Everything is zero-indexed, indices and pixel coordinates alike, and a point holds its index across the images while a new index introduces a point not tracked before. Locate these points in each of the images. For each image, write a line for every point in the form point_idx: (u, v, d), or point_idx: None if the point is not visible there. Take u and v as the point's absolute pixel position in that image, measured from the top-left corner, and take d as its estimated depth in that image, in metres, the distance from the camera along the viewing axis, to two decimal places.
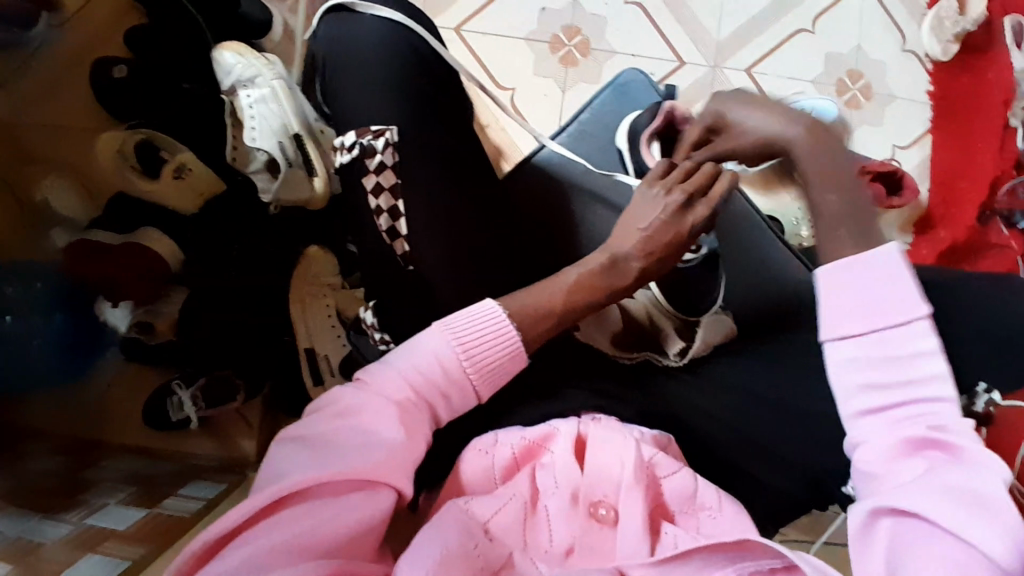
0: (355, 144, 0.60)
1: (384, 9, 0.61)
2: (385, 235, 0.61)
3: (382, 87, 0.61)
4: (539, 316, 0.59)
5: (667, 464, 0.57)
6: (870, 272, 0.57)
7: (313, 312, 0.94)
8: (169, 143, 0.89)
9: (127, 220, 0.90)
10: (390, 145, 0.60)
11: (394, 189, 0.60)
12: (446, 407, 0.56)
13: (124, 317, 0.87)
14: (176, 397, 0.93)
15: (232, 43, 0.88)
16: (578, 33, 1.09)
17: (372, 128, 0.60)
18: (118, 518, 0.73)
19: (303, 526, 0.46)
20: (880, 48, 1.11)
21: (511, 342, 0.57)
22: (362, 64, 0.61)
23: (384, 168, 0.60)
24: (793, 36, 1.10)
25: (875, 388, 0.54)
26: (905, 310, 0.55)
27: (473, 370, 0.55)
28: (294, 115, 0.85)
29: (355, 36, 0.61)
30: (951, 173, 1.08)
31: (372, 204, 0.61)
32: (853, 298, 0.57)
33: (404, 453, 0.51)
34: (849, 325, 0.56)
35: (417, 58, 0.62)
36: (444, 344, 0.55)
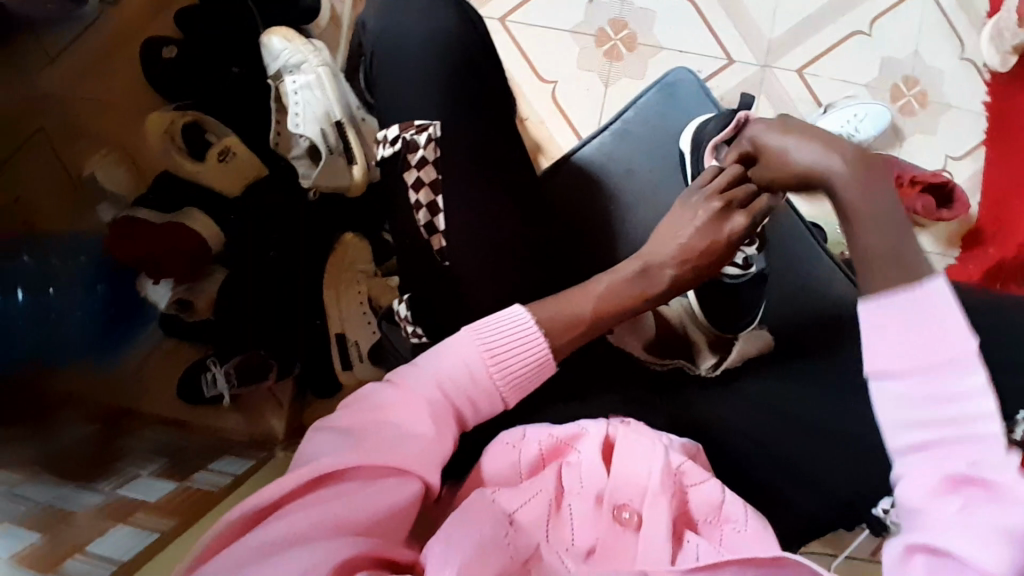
0: (399, 138, 0.60)
1: (431, 8, 0.62)
2: (423, 230, 0.61)
3: (428, 83, 0.61)
4: (567, 323, 0.58)
5: (696, 473, 0.57)
6: (917, 301, 0.44)
7: (345, 300, 0.94)
8: (215, 126, 0.90)
9: (169, 197, 0.92)
10: (432, 139, 0.60)
11: (435, 183, 0.60)
12: (472, 413, 0.56)
13: (164, 294, 0.90)
14: (210, 373, 0.94)
15: (281, 28, 0.89)
16: (625, 27, 1.07)
17: (416, 123, 0.60)
18: (149, 489, 0.76)
19: (344, 503, 0.47)
20: (939, 54, 1.06)
21: (542, 351, 0.57)
22: (409, 57, 0.61)
23: (426, 162, 0.60)
24: (848, 37, 1.07)
25: (915, 426, 0.44)
26: (957, 338, 0.43)
27: (502, 379, 0.55)
28: (337, 103, 0.87)
29: (401, 30, 0.61)
30: (1002, 190, 1.05)
31: (412, 198, 0.60)
32: (895, 339, 0.44)
33: (433, 449, 0.52)
34: (885, 361, 0.45)
35: (463, 56, 0.62)
36: (475, 351, 0.55)
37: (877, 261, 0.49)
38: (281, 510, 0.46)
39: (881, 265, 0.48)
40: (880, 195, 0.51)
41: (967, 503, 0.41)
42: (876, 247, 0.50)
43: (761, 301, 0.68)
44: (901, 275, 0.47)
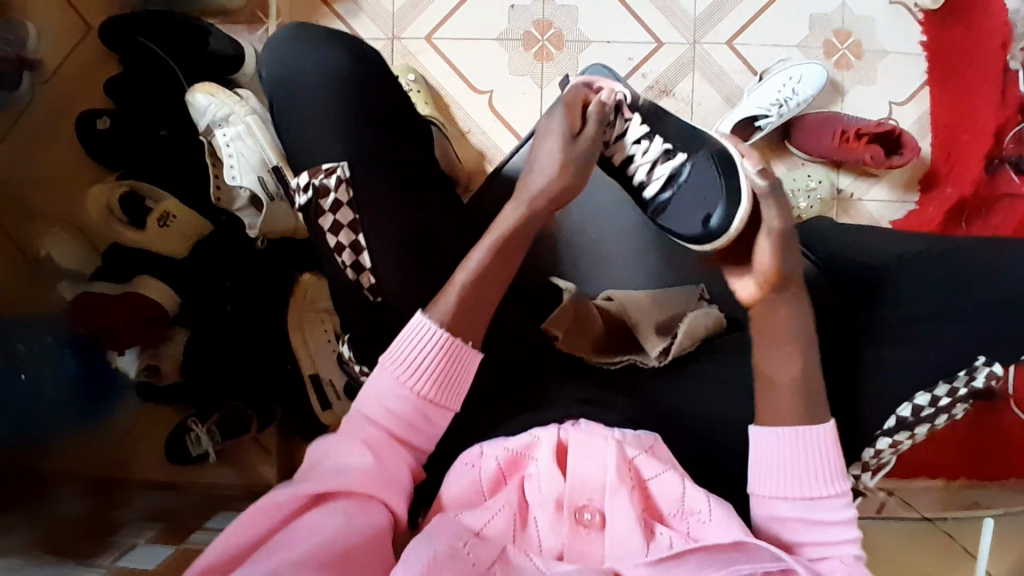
0: (308, 184, 0.60)
1: (319, 50, 0.62)
2: (349, 271, 0.61)
3: (334, 125, 0.61)
4: (470, 306, 0.58)
5: (651, 466, 0.56)
6: (802, 448, 0.55)
7: (311, 339, 0.94)
8: (154, 192, 0.91)
9: (124, 268, 0.93)
10: (342, 180, 0.60)
11: (352, 223, 0.60)
12: (408, 434, 0.55)
13: (132, 362, 0.92)
14: (193, 434, 0.95)
15: (204, 84, 0.90)
16: (551, 26, 1.07)
17: (323, 165, 0.60)
18: (145, 555, 0.75)
19: (315, 522, 0.49)
20: (867, 3, 1.06)
21: (447, 342, 0.56)
22: (311, 103, 0.61)
23: (340, 205, 0.60)
24: (774, 1, 1.06)
25: (792, 534, 0.54)
26: (828, 482, 0.54)
27: (416, 388, 0.55)
28: (271, 146, 0.86)
29: (297, 78, 0.61)
30: (953, 126, 1.04)
31: (332, 241, 0.61)
32: (782, 472, 0.55)
33: (382, 473, 0.53)
34: (775, 487, 0.55)
35: (360, 94, 0.62)
36: (388, 379, 0.55)
37: (797, 385, 0.57)
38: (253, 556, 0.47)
39: (797, 393, 0.57)
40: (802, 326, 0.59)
41: None
42: (791, 379, 0.57)
43: (721, 196, 0.65)
44: (809, 414, 0.56)
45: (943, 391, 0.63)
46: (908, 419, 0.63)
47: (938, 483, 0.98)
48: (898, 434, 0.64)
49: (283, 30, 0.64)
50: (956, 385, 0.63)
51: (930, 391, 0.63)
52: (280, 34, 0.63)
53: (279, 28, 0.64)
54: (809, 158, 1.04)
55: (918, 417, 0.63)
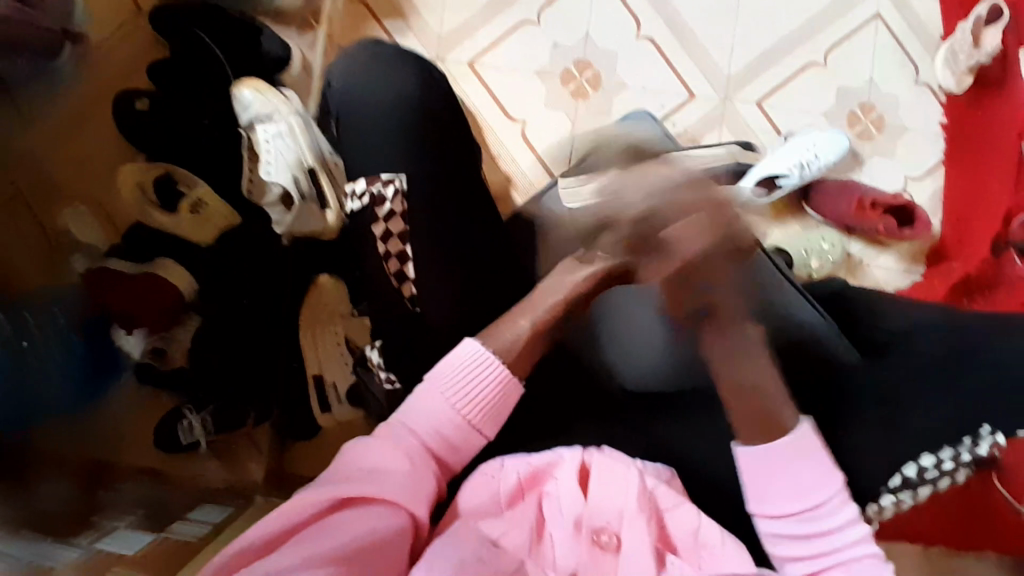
0: (365, 192, 0.63)
1: (384, 70, 0.65)
2: (392, 277, 0.62)
3: (390, 135, 0.63)
4: (521, 349, 0.61)
5: (669, 496, 0.57)
6: (785, 465, 0.59)
7: (322, 342, 0.96)
8: (187, 177, 0.93)
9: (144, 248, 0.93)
10: (399, 191, 0.62)
11: (402, 234, 0.61)
12: (453, 454, 0.57)
13: (138, 343, 0.92)
14: (187, 420, 0.96)
15: (251, 79, 0.92)
16: (590, 67, 1.10)
17: (382, 175, 0.63)
18: (128, 543, 0.74)
19: (348, 526, 0.49)
20: (893, 82, 1.11)
21: (503, 376, 0.59)
22: (373, 113, 0.64)
23: (393, 215, 0.62)
24: (804, 69, 1.11)
25: (782, 520, 0.59)
26: (814, 448, 0.59)
27: (468, 413, 0.57)
28: (309, 150, 0.88)
29: (359, 93, 0.64)
30: (965, 203, 1.08)
31: (381, 247, 0.62)
32: (782, 483, 0.59)
33: (415, 481, 0.54)
34: (768, 498, 0.59)
35: (418, 107, 0.64)
36: (441, 403, 0.57)
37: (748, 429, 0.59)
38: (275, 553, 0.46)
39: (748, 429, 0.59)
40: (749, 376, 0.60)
41: (829, 541, 0.58)
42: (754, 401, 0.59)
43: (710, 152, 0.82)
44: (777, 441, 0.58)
45: (948, 454, 0.63)
46: (912, 479, 0.64)
47: (920, 548, 0.98)
48: (899, 492, 0.65)
49: (363, 42, 0.68)
50: (962, 450, 0.63)
51: (934, 453, 0.63)
52: (360, 46, 0.68)
53: (358, 43, 0.68)
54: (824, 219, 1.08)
55: (919, 479, 0.64)
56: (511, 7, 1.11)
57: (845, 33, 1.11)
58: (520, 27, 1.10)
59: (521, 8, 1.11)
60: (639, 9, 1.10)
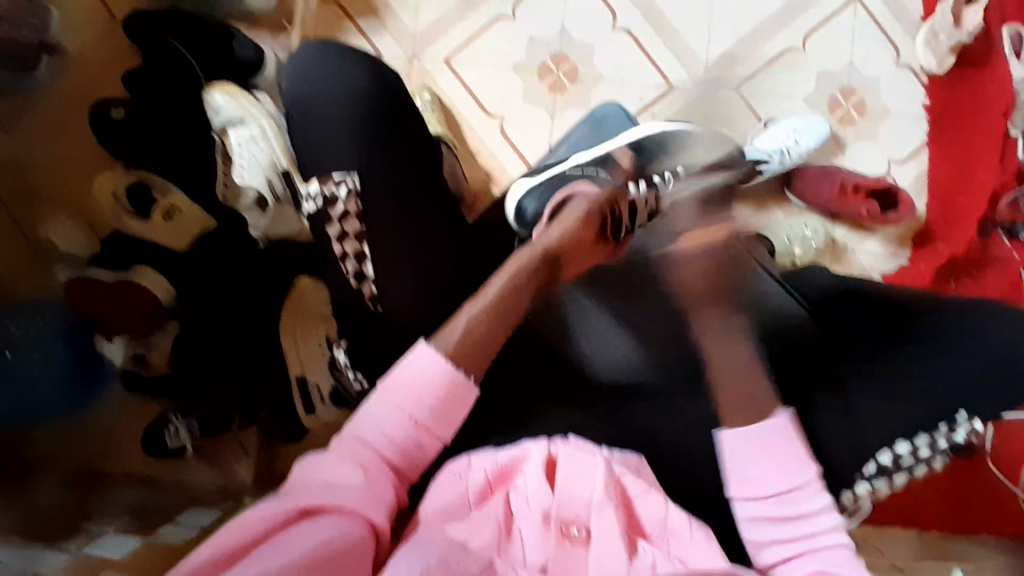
0: (319, 193, 0.62)
1: (345, 69, 0.65)
2: (352, 279, 0.61)
3: (350, 133, 0.63)
4: (475, 343, 0.59)
5: (636, 485, 0.57)
6: (772, 441, 0.61)
7: (302, 344, 0.94)
8: (161, 184, 0.92)
9: (121, 255, 0.93)
10: (353, 192, 0.62)
11: (359, 233, 0.61)
12: (407, 461, 0.57)
13: (119, 351, 0.90)
14: (172, 427, 0.95)
15: (222, 84, 0.91)
16: (566, 60, 1.10)
17: (334, 175, 0.62)
18: (115, 546, 0.73)
19: (306, 533, 0.49)
20: (874, 65, 1.10)
21: (450, 372, 0.57)
22: (334, 112, 0.64)
23: (348, 215, 0.61)
24: (782, 54, 1.10)
25: (779, 541, 0.59)
26: (796, 470, 0.60)
27: (416, 416, 0.56)
28: (282, 151, 0.88)
29: (318, 93, 0.64)
30: (953, 186, 1.06)
31: (337, 249, 0.61)
32: (763, 464, 0.60)
33: (372, 489, 0.54)
34: (752, 488, 0.60)
35: (378, 104, 0.65)
36: (388, 409, 0.57)
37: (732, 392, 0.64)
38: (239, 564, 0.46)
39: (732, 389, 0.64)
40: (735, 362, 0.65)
41: None
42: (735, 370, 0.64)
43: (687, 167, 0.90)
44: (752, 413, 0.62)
45: (924, 441, 0.63)
46: (889, 466, 0.64)
47: (918, 536, 0.97)
48: (877, 479, 0.64)
49: (314, 44, 0.67)
50: (937, 437, 0.64)
51: (910, 440, 0.63)
52: (311, 49, 0.67)
53: (302, 48, 0.68)
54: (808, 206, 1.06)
55: (896, 467, 0.64)
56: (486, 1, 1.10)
57: (824, 18, 1.10)
58: (495, 23, 1.10)
59: (495, 3, 1.10)
60: None
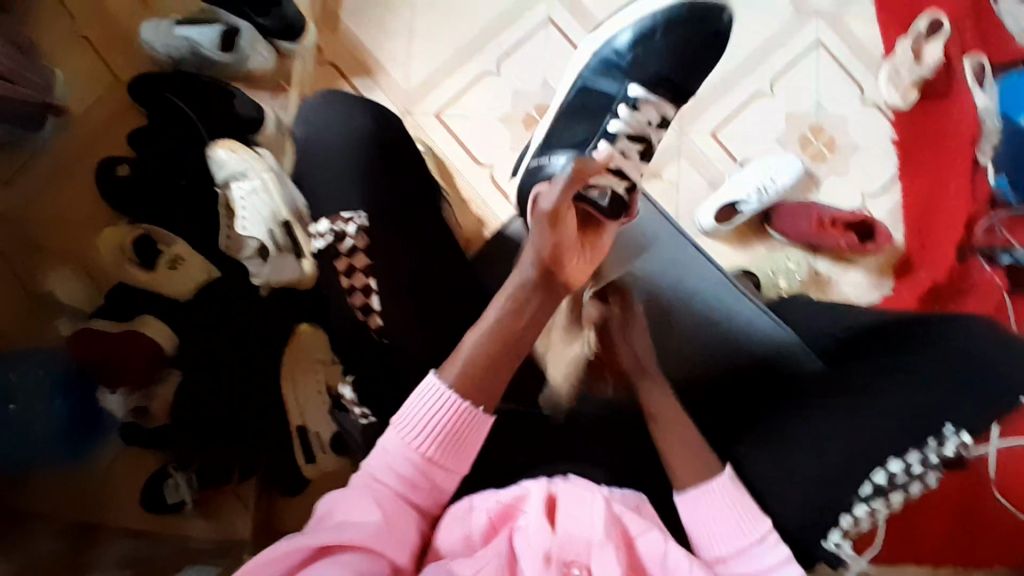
0: (328, 230, 0.66)
1: (345, 122, 0.70)
2: (358, 311, 0.64)
3: (350, 182, 0.67)
4: (479, 369, 0.62)
5: (638, 523, 0.57)
6: (718, 497, 0.61)
7: (302, 384, 0.97)
8: (165, 235, 0.95)
9: (124, 307, 0.95)
10: (361, 228, 0.65)
11: (367, 268, 0.65)
12: (422, 494, 0.59)
13: (119, 402, 0.91)
14: (172, 480, 0.96)
15: (225, 140, 0.96)
16: (550, 110, 1.16)
17: (343, 214, 0.66)
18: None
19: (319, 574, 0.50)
20: (840, 103, 1.17)
21: (459, 406, 0.60)
22: (335, 162, 0.68)
23: (356, 250, 0.65)
24: (752, 99, 1.17)
25: None
26: (752, 525, 0.59)
27: (426, 449, 0.59)
28: (285, 205, 0.93)
29: (320, 143, 0.69)
30: (926, 215, 1.12)
31: (345, 282, 0.65)
32: (716, 522, 0.60)
33: (386, 526, 0.55)
34: (717, 546, 0.60)
35: (377, 152, 0.70)
36: (401, 443, 0.59)
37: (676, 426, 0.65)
38: None
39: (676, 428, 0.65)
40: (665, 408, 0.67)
41: None
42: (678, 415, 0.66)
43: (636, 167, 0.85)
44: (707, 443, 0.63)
45: (914, 458, 0.61)
46: (884, 486, 0.61)
47: (928, 569, 0.97)
48: (873, 502, 0.61)
49: (317, 95, 0.73)
50: (927, 454, 0.61)
51: (901, 458, 0.61)
52: (318, 97, 0.73)
53: (312, 95, 0.73)
54: (787, 240, 1.11)
55: (892, 485, 0.61)
56: (473, 58, 1.17)
57: (789, 63, 1.18)
58: (482, 77, 1.17)
59: (481, 60, 1.17)
60: None
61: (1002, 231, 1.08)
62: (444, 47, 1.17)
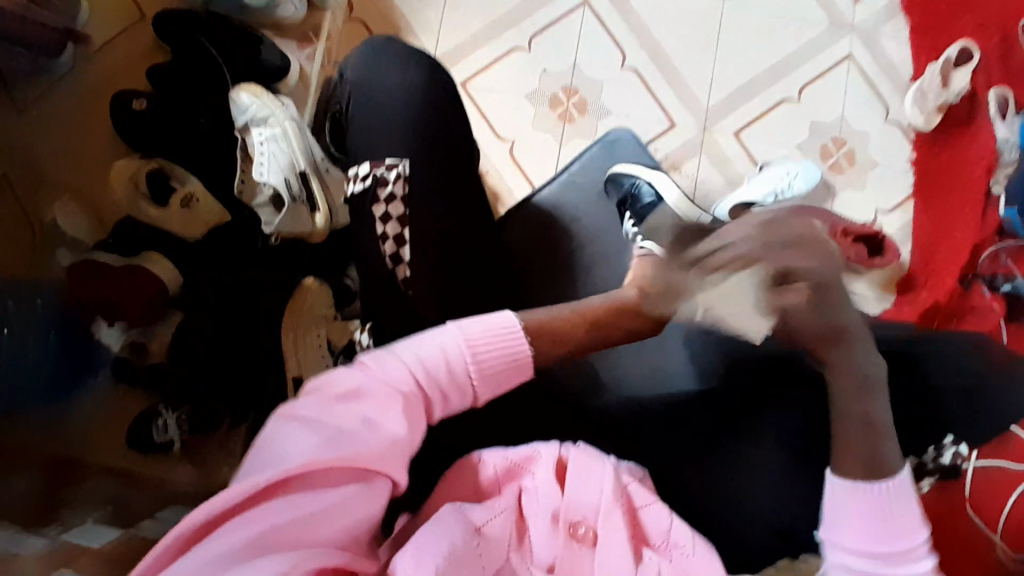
0: (369, 175, 0.69)
1: (405, 74, 0.72)
2: (387, 260, 0.67)
3: (403, 131, 0.70)
4: (563, 328, 0.66)
5: (643, 495, 0.59)
6: (887, 493, 0.59)
7: (305, 343, 0.95)
8: (180, 175, 0.95)
9: (130, 242, 0.94)
10: (402, 177, 0.69)
11: (401, 218, 0.68)
12: (445, 406, 0.61)
13: (117, 336, 0.92)
14: (162, 419, 0.93)
15: (249, 85, 0.95)
16: (576, 93, 1.15)
17: (386, 161, 0.69)
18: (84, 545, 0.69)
19: (319, 497, 0.52)
20: (864, 119, 1.18)
21: (523, 348, 0.62)
22: (389, 110, 0.71)
23: (394, 198, 0.68)
24: (778, 103, 1.17)
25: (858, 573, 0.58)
26: (910, 534, 0.59)
27: (479, 370, 0.60)
28: (303, 154, 0.92)
29: (382, 88, 0.72)
30: (931, 236, 1.13)
31: (379, 230, 0.68)
32: (868, 516, 0.59)
33: (405, 445, 0.57)
34: (852, 535, 0.59)
35: (431, 105, 0.72)
36: (453, 344, 0.60)
37: (851, 438, 0.63)
38: (241, 515, 0.50)
39: (859, 443, 0.62)
40: (859, 379, 0.66)
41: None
42: (860, 430, 0.63)
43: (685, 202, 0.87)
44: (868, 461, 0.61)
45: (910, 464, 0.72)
46: None
47: None
48: None
49: (376, 40, 0.75)
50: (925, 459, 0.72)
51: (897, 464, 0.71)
52: (373, 44, 0.74)
53: (370, 40, 0.75)
54: None
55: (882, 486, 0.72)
56: (505, 33, 1.16)
57: (819, 72, 1.18)
58: (512, 52, 1.16)
59: (512, 35, 1.16)
60: (625, 41, 1.17)
61: (1009, 261, 1.00)
62: (478, 18, 1.16)
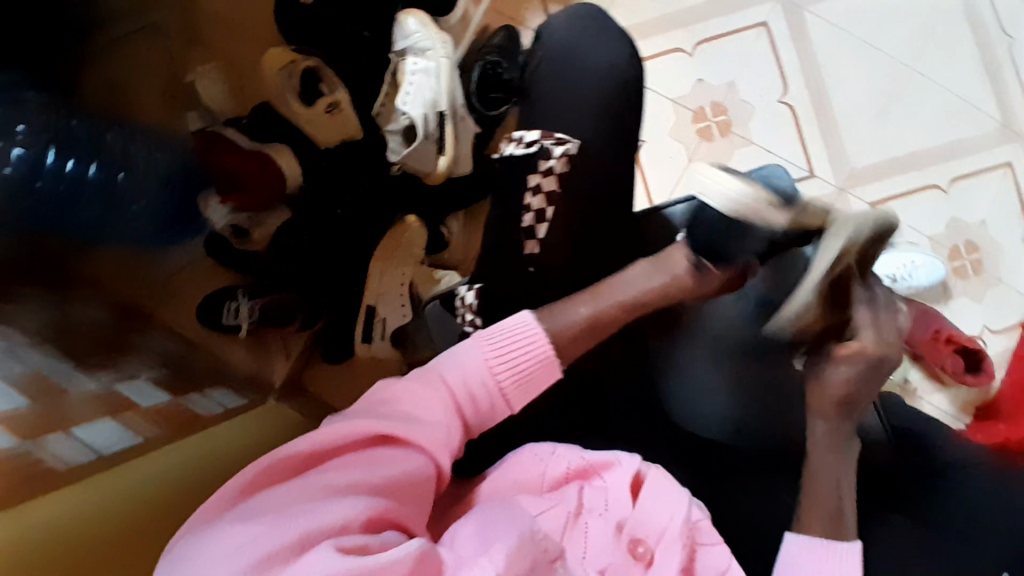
0: (536, 143, 0.74)
1: (591, 50, 0.76)
2: (523, 231, 0.73)
3: (578, 106, 0.75)
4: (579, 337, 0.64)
5: (709, 535, 0.59)
6: None
7: (389, 273, 0.97)
8: (331, 79, 0.92)
9: (260, 127, 0.94)
10: (567, 155, 0.73)
11: (550, 195, 0.73)
12: (479, 417, 0.61)
13: (222, 216, 0.89)
14: (235, 303, 0.95)
15: (418, 11, 0.94)
16: (725, 113, 1.11)
17: (557, 136, 0.74)
18: (106, 440, 0.69)
19: (375, 459, 0.54)
20: (1005, 233, 1.11)
21: (547, 356, 0.62)
22: (575, 84, 0.75)
23: (551, 172, 0.73)
24: (922, 188, 1.11)
25: None
26: None
27: (503, 379, 0.61)
28: (446, 94, 0.91)
29: (581, 53, 0.76)
30: None
31: (527, 201, 0.73)
32: None
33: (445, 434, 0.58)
34: None
35: (608, 91, 0.75)
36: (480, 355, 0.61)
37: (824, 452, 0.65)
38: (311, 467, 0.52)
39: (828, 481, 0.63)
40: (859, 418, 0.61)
41: None
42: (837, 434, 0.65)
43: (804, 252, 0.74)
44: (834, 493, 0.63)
45: None
46: None
47: None
48: None
49: (582, 10, 0.79)
50: None
51: None
52: (575, 13, 0.79)
53: (579, 5, 0.79)
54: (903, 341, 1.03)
55: None
56: (674, 30, 1.12)
57: (977, 169, 1.11)
58: (675, 52, 1.12)
59: (680, 34, 1.12)
60: (793, 76, 1.11)
61: None
62: (655, 6, 1.12)
